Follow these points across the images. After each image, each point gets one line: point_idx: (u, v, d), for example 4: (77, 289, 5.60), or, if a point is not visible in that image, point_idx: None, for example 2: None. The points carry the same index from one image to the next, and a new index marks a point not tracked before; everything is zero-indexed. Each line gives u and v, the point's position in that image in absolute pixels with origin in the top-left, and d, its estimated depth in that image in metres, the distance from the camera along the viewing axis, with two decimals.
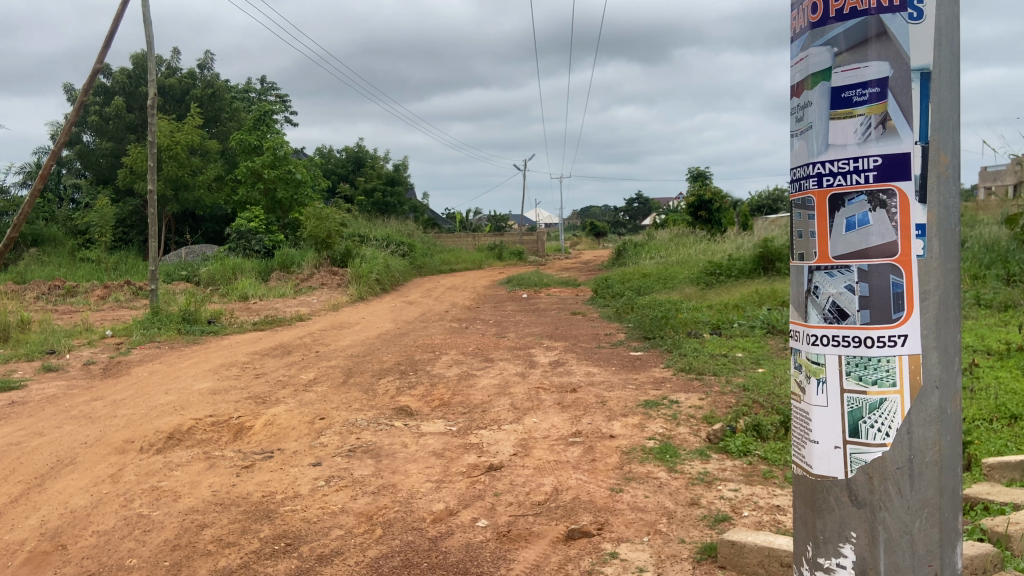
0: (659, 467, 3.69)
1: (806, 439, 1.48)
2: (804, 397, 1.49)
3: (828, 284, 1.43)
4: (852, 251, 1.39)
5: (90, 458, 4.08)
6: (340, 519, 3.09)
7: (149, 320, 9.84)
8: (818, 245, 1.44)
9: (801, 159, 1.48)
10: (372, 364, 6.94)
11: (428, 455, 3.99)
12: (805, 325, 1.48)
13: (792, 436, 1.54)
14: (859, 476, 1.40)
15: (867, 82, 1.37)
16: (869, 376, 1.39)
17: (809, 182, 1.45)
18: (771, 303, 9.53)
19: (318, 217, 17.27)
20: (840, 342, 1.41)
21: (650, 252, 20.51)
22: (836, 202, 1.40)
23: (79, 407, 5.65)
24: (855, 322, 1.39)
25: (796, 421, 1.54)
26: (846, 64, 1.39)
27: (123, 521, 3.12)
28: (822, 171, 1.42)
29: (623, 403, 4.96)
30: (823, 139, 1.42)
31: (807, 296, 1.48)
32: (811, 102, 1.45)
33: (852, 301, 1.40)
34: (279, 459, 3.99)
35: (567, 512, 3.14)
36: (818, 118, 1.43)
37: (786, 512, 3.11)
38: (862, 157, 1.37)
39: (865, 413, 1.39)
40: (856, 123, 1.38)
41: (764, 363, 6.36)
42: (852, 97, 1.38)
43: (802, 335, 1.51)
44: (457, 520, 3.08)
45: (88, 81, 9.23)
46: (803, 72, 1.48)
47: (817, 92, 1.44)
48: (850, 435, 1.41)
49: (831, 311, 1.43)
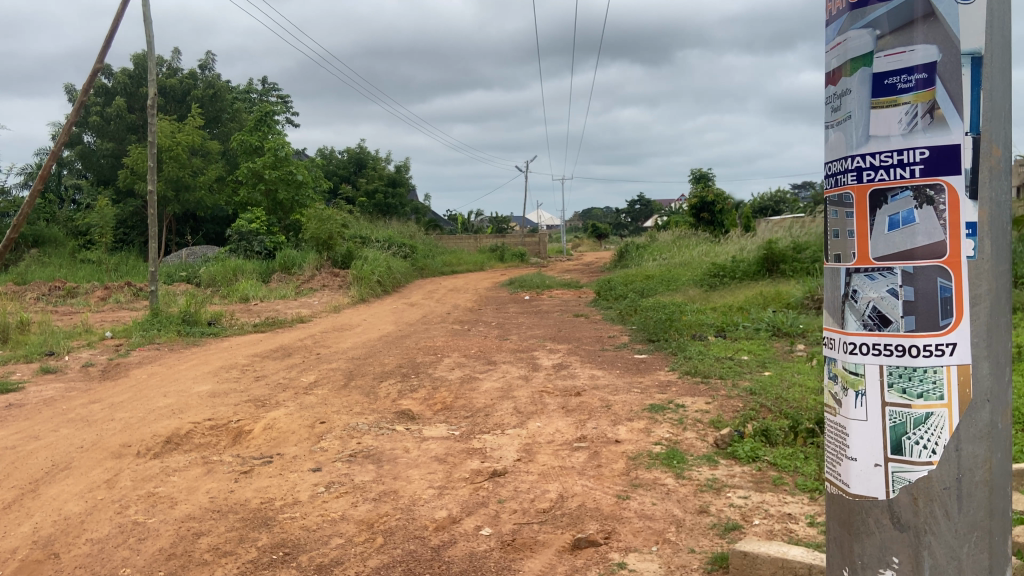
0: (666, 473, 3.61)
1: (842, 456, 1.44)
2: (839, 410, 1.45)
3: (867, 288, 1.38)
4: (896, 252, 1.35)
5: (86, 463, 4.01)
6: (340, 527, 3.01)
7: (149, 321, 9.78)
8: (857, 246, 1.39)
9: (838, 151, 1.43)
10: (373, 367, 6.86)
11: (431, 461, 3.91)
12: (842, 332, 1.43)
13: (826, 452, 1.50)
14: (902, 497, 1.36)
15: (912, 67, 1.32)
16: (913, 389, 1.34)
17: (847, 177, 1.40)
18: (776, 305, 9.45)
19: (319, 218, 17.21)
20: (882, 352, 1.36)
21: (652, 253, 20.44)
22: (878, 199, 1.36)
23: (76, 409, 5.57)
24: (899, 330, 1.35)
25: (829, 436, 1.50)
26: (890, 48, 1.35)
27: (117, 529, 3.04)
28: (862, 165, 1.37)
29: (628, 406, 4.88)
30: (863, 130, 1.37)
31: (844, 301, 1.43)
32: (850, 90, 1.41)
33: (896, 306, 1.35)
34: (279, 464, 3.92)
35: (573, 520, 3.06)
36: (858, 107, 1.38)
37: (798, 520, 3.03)
38: (907, 149, 1.32)
39: (910, 429, 1.35)
40: (902, 112, 1.33)
41: (770, 366, 6.28)
42: (896, 83, 1.34)
43: (836, 342, 1.47)
44: (460, 528, 3.00)
45: (87, 81, 9.16)
46: (840, 57, 1.44)
47: (856, 79, 1.39)
48: (892, 452, 1.36)
49: (871, 317, 1.38)
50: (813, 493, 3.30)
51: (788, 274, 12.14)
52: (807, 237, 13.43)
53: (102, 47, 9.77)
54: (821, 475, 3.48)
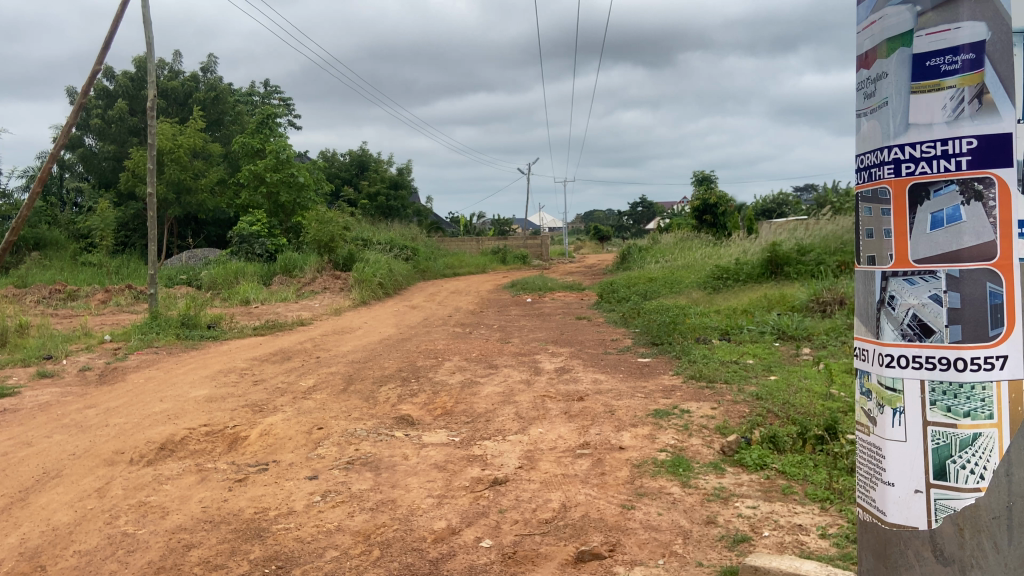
0: (671, 481, 3.52)
1: (881, 480, 1.57)
2: (879, 435, 1.57)
3: (908, 294, 1.50)
4: (940, 254, 1.45)
5: (78, 471, 3.92)
6: (336, 539, 2.92)
7: (148, 325, 9.68)
8: (896, 247, 1.51)
9: (878, 136, 1.54)
10: (373, 371, 6.76)
11: (430, 468, 3.82)
12: (879, 341, 1.56)
13: (865, 479, 1.62)
14: (946, 526, 1.47)
15: (958, 47, 1.43)
16: (961, 408, 1.45)
17: (886, 170, 1.52)
18: (780, 308, 9.34)
19: (320, 221, 17.12)
20: (924, 365, 1.48)
21: (655, 256, 20.29)
22: (920, 194, 1.46)
23: (71, 415, 5.48)
24: (944, 339, 1.45)
25: (867, 460, 1.62)
26: (933, 27, 1.45)
27: (106, 541, 2.95)
28: (902, 157, 1.48)
29: (632, 412, 4.78)
30: (903, 117, 1.48)
31: (881, 308, 1.55)
32: (889, 72, 1.52)
33: (940, 314, 1.45)
34: (274, 472, 3.82)
35: (576, 531, 2.97)
36: (899, 92, 1.49)
37: (809, 532, 2.92)
38: (952, 138, 1.42)
39: (956, 452, 1.46)
40: (946, 97, 1.43)
41: (776, 370, 6.17)
42: (940, 65, 1.44)
43: (873, 355, 1.59)
44: (460, 540, 2.90)
45: (86, 82, 9.09)
46: (878, 38, 1.55)
47: (896, 60, 1.51)
48: (936, 478, 1.48)
49: (913, 326, 1.49)
50: (824, 502, 3.22)
51: (792, 276, 12.03)
52: (811, 239, 13.32)
53: (101, 48, 9.69)
54: (831, 484, 3.40)
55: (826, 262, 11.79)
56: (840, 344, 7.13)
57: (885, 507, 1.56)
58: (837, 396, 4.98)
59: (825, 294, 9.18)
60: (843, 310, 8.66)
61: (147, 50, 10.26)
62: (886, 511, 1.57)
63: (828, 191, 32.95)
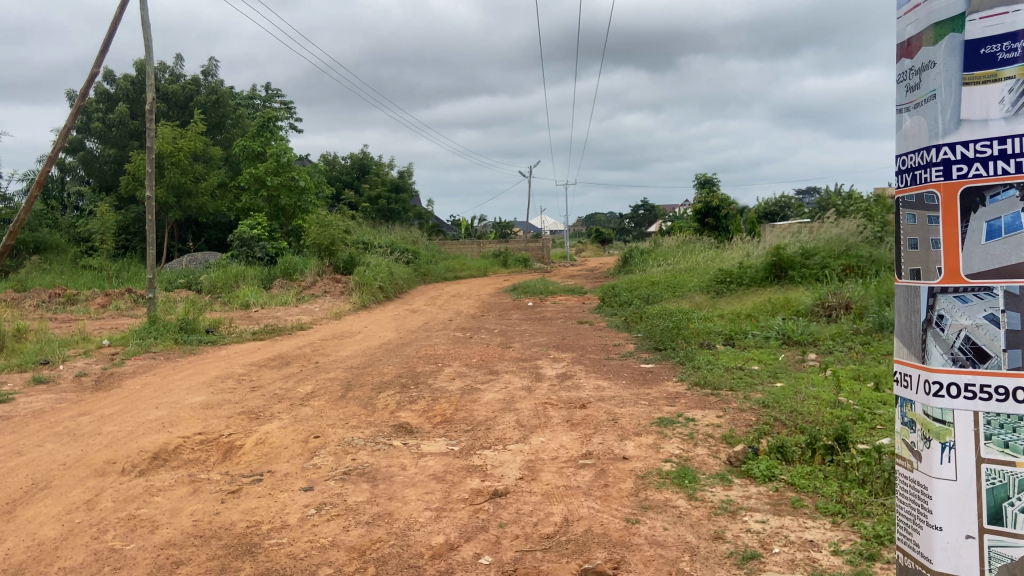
0: (677, 494, 3.42)
1: (927, 522, 1.47)
2: (926, 470, 1.47)
3: (959, 313, 1.41)
4: (995, 268, 1.36)
5: (67, 482, 3.83)
6: (330, 555, 2.82)
7: (146, 329, 9.59)
8: (945, 259, 1.42)
9: (925, 133, 1.47)
10: (372, 377, 6.66)
11: (428, 479, 3.71)
12: (926, 366, 1.47)
13: (908, 518, 1.54)
14: None
15: (1013, 35, 1.33)
16: (1017, 444, 1.34)
17: (933, 173, 1.44)
18: (785, 313, 9.25)
19: (321, 224, 17.08)
20: (974, 394, 1.38)
21: (657, 259, 20.21)
22: (972, 200, 1.38)
23: (63, 422, 5.39)
24: (999, 364, 1.35)
25: (912, 496, 1.53)
26: (986, 11, 1.35)
27: (92, 557, 2.85)
28: (952, 157, 1.40)
29: (636, 420, 4.67)
30: (954, 113, 1.40)
31: (929, 329, 1.47)
32: (936, 62, 1.44)
33: (996, 335, 1.35)
34: (268, 483, 3.72)
35: (578, 547, 2.86)
36: (949, 84, 1.41)
37: (821, 548, 2.82)
38: (1008, 137, 1.33)
39: (1013, 494, 1.35)
40: (1003, 90, 1.34)
41: (781, 377, 6.07)
42: (995, 53, 1.35)
43: (918, 378, 1.50)
44: (458, 556, 2.80)
45: (84, 85, 9.01)
46: (925, 24, 1.47)
47: (944, 49, 1.42)
48: (989, 523, 1.38)
49: (965, 350, 1.39)
50: (835, 517, 3.13)
51: (796, 280, 11.93)
52: (816, 243, 13.21)
53: (99, 51, 9.62)
54: (842, 497, 3.31)
55: (831, 267, 11.68)
56: (847, 349, 7.03)
57: (932, 555, 1.46)
58: (844, 404, 4.88)
59: (830, 298, 9.07)
60: (849, 315, 8.57)
61: (146, 53, 10.18)
62: (932, 559, 1.47)
63: (830, 195, 32.87)
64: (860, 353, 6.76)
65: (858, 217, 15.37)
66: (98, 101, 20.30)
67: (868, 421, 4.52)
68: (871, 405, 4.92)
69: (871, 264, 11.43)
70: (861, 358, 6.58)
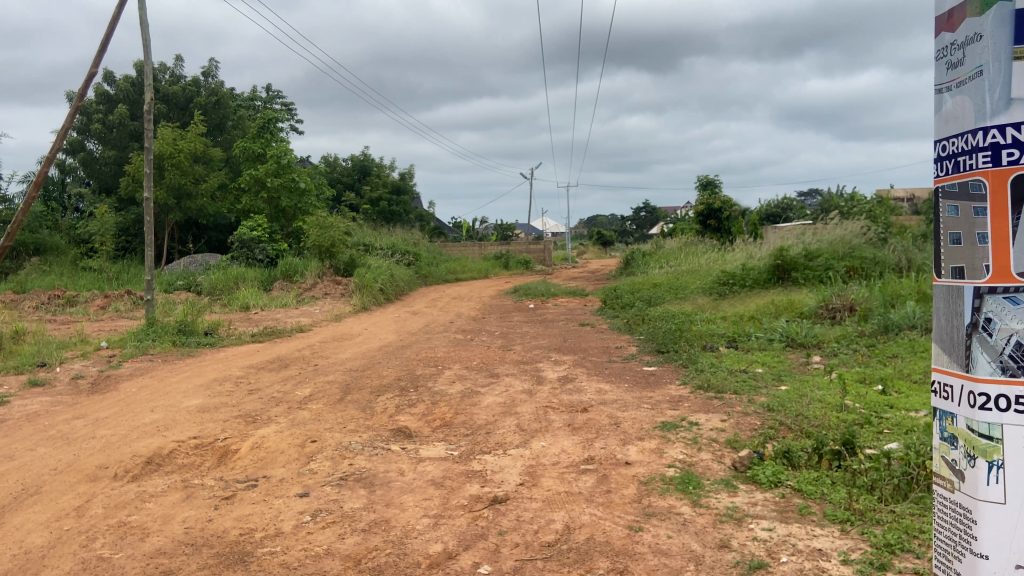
0: (681, 501, 3.34)
1: (971, 548, 1.40)
2: (970, 492, 1.41)
3: (1007, 319, 1.33)
4: None
5: (58, 488, 3.77)
6: (324, 564, 2.74)
7: (144, 331, 9.51)
8: (994, 258, 1.35)
9: (971, 112, 1.40)
10: (371, 380, 6.58)
11: (427, 485, 3.63)
12: (971, 375, 1.39)
13: (950, 543, 1.47)
14: None
15: None
16: None
17: (981, 160, 1.37)
18: (789, 315, 9.16)
19: (320, 226, 16.78)
20: None
21: (659, 261, 20.10)
22: None
23: (58, 426, 5.31)
24: None
25: (953, 521, 1.47)
26: None
27: (79, 566, 2.78)
28: (1000, 142, 1.33)
29: (638, 424, 4.59)
30: (1004, 91, 1.33)
31: (973, 334, 1.39)
32: (983, 35, 1.37)
33: None
34: (263, 489, 3.64)
35: (580, 556, 2.78)
36: (997, 58, 1.34)
37: (830, 557, 2.74)
38: None
39: None
40: None
41: (786, 380, 5.98)
42: None
43: (962, 390, 1.43)
44: (456, 565, 2.72)
45: (82, 85, 8.95)
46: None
47: (991, 22, 1.36)
48: None
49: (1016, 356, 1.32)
50: (844, 524, 3.05)
51: (800, 282, 11.88)
52: (819, 245, 13.13)
53: (97, 51, 9.56)
54: (850, 504, 3.23)
55: (834, 268, 11.60)
56: (852, 352, 6.95)
57: None
58: (850, 408, 4.81)
59: (834, 300, 8.99)
60: (853, 317, 8.48)
61: (144, 54, 10.13)
62: None
63: (832, 196, 32.77)
64: (866, 355, 6.68)
65: (861, 218, 15.30)
66: (98, 103, 20.27)
67: (874, 425, 4.45)
68: (877, 409, 4.85)
69: (875, 266, 11.34)
70: (866, 360, 6.50)
